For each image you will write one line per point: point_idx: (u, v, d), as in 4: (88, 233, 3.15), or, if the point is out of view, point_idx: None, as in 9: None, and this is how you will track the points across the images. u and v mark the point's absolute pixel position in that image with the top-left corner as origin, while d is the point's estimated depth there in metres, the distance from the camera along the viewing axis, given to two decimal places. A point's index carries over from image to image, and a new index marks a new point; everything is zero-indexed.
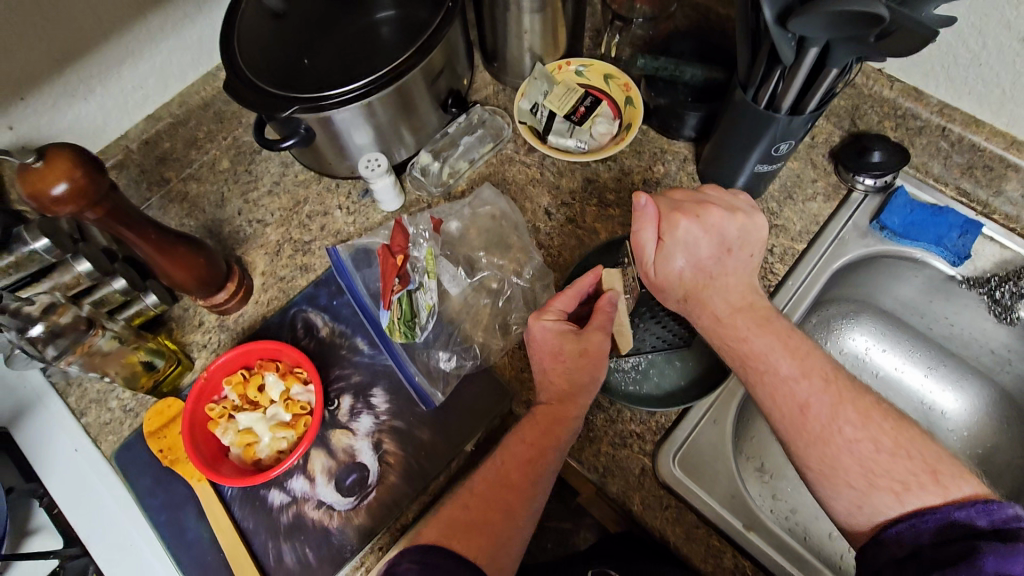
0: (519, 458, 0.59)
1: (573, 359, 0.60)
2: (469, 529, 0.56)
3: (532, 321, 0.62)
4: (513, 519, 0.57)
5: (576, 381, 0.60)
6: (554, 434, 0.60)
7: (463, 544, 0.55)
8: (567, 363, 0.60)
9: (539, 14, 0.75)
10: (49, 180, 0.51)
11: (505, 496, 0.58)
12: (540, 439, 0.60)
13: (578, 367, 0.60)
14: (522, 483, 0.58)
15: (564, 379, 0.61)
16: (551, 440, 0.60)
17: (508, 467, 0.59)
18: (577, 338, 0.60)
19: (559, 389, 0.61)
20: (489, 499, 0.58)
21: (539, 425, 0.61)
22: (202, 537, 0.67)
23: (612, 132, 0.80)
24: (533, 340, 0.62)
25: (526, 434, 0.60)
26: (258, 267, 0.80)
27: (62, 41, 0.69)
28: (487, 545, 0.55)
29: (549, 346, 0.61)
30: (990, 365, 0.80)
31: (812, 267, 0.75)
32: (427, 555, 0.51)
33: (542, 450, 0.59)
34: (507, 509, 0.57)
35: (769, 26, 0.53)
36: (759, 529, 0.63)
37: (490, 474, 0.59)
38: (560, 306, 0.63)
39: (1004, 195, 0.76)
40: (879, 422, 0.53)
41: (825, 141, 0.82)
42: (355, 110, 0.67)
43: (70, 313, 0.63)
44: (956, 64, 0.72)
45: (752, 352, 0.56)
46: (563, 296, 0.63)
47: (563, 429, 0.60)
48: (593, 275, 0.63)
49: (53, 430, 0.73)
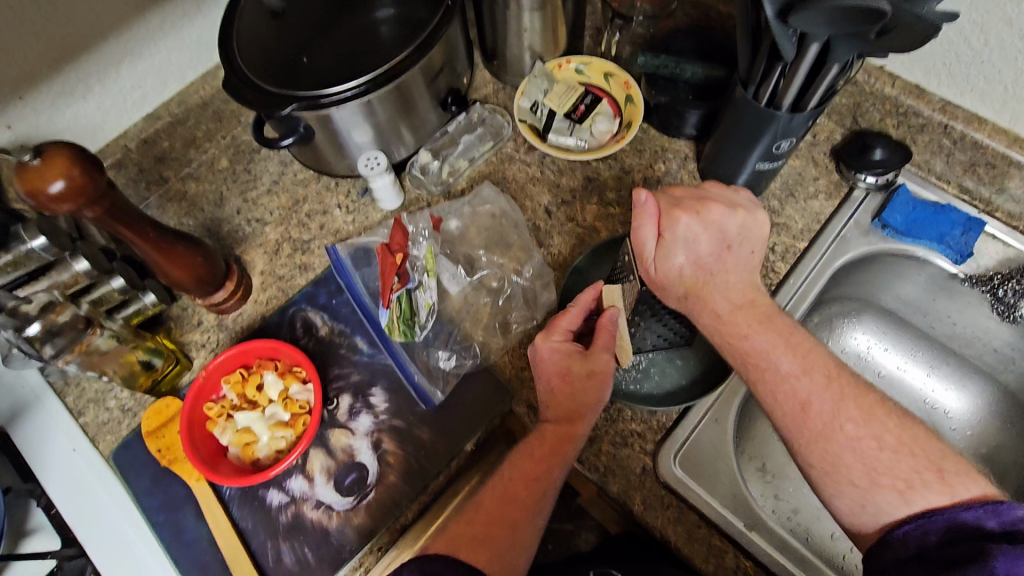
0: (525, 476, 0.59)
1: (581, 381, 0.60)
2: (473, 541, 0.56)
3: (539, 342, 0.62)
4: (517, 533, 0.57)
5: (584, 402, 0.60)
6: (561, 451, 0.60)
7: (469, 554, 0.55)
8: (575, 385, 0.60)
9: (539, 12, 0.75)
10: (46, 178, 0.51)
11: (505, 503, 0.58)
12: (547, 457, 0.59)
13: (586, 388, 0.60)
14: (527, 499, 0.58)
15: (572, 400, 0.60)
16: (558, 458, 0.59)
17: (513, 484, 0.59)
18: (584, 360, 0.60)
19: (568, 409, 0.61)
20: (494, 511, 0.58)
21: (546, 443, 0.60)
22: (200, 537, 0.67)
23: (612, 130, 0.80)
24: (539, 360, 0.62)
25: (534, 451, 0.60)
26: (257, 267, 0.79)
27: (60, 40, 0.69)
28: (489, 557, 0.55)
29: (557, 366, 0.61)
30: (993, 364, 0.80)
31: (814, 266, 0.75)
32: (426, 563, 0.50)
33: (547, 469, 0.59)
34: (512, 522, 0.57)
35: (770, 23, 0.52)
36: (761, 529, 0.62)
37: (495, 490, 0.59)
38: (565, 325, 0.62)
39: (1007, 193, 0.76)
40: (882, 419, 0.52)
41: (826, 139, 0.81)
42: (354, 108, 0.67)
43: (68, 312, 0.62)
44: (958, 61, 0.72)
45: (752, 349, 0.56)
46: (568, 315, 0.62)
47: (570, 448, 0.60)
48: (594, 291, 0.62)
49: (50, 430, 0.72)
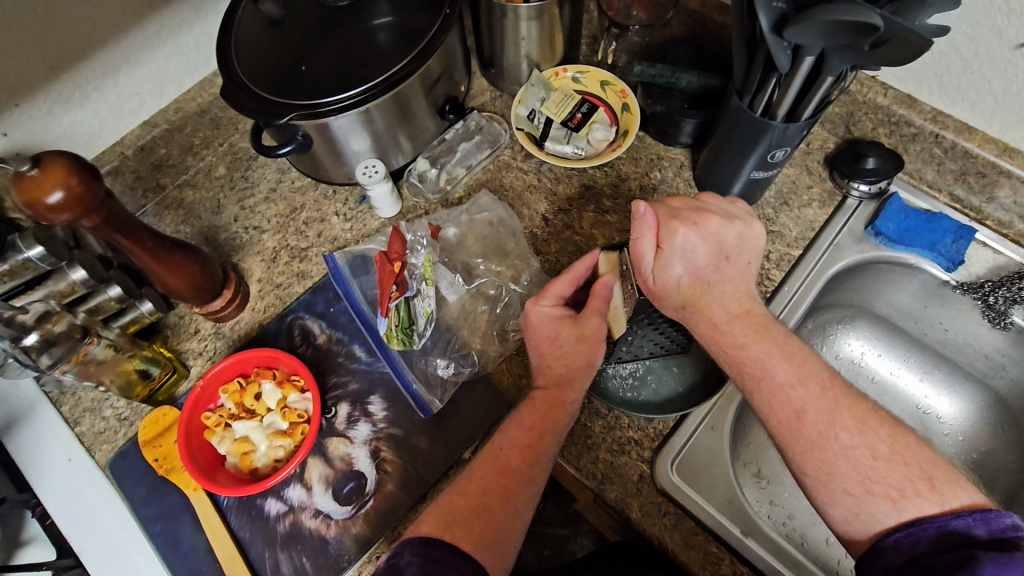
0: (518, 444, 0.59)
1: (569, 344, 0.61)
2: (467, 514, 0.55)
3: (529, 307, 0.64)
4: (512, 504, 0.57)
5: (573, 365, 0.61)
6: (553, 417, 0.60)
7: (461, 533, 0.54)
8: (564, 348, 0.61)
9: (536, 21, 0.75)
10: (44, 188, 0.51)
11: (502, 481, 0.58)
12: (538, 425, 0.60)
13: (575, 352, 0.61)
14: (521, 469, 0.58)
15: (563, 364, 0.62)
16: (550, 423, 0.60)
17: (507, 454, 0.59)
18: (573, 325, 0.61)
19: (557, 374, 0.62)
20: (488, 486, 0.57)
21: (538, 408, 0.61)
22: (197, 546, 0.67)
23: (609, 138, 0.81)
24: (531, 326, 0.63)
25: (526, 418, 0.61)
26: (255, 275, 0.79)
27: (57, 48, 0.69)
28: (482, 529, 0.54)
29: (547, 330, 0.62)
30: (984, 369, 0.81)
31: (809, 273, 0.75)
32: (428, 547, 0.51)
33: (540, 436, 0.59)
34: (507, 497, 0.57)
35: (765, 34, 0.53)
36: (757, 535, 0.63)
37: (489, 460, 0.60)
38: (557, 291, 0.64)
39: (997, 201, 0.77)
40: (875, 428, 0.53)
41: (820, 147, 0.82)
42: (352, 116, 0.67)
43: (64, 321, 0.62)
44: (949, 72, 0.73)
45: (749, 359, 0.57)
46: (561, 281, 0.64)
47: (561, 413, 0.61)
48: (593, 257, 0.64)
49: (47, 440, 0.72)
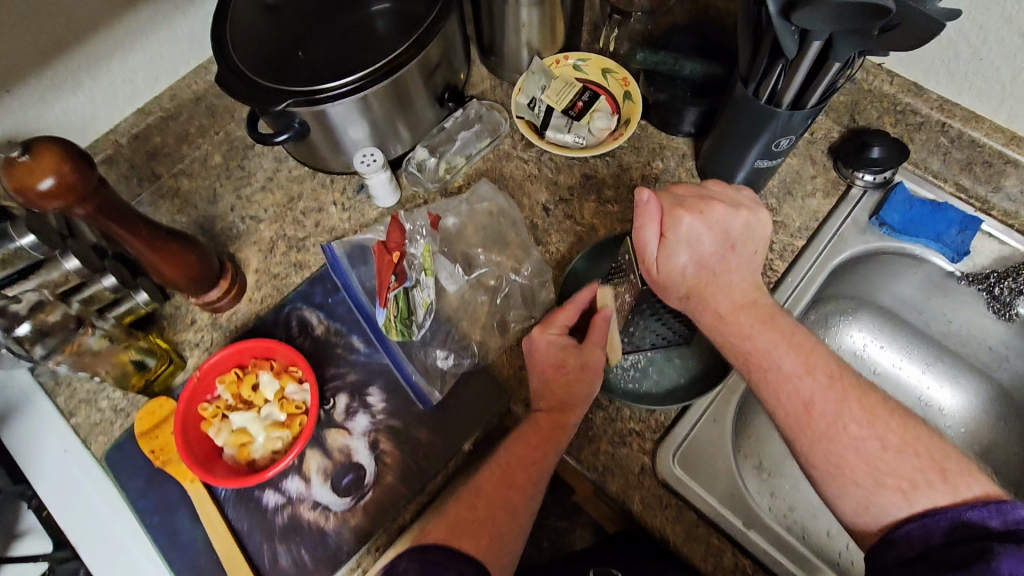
0: (524, 459, 0.59)
1: (574, 372, 0.61)
2: (476, 525, 0.56)
3: (536, 335, 0.63)
4: (517, 517, 0.58)
5: (577, 393, 0.61)
6: (555, 438, 0.60)
7: (469, 543, 0.54)
8: (569, 376, 0.61)
9: (537, 8, 0.74)
10: (36, 175, 0.50)
11: (503, 490, 0.58)
12: (542, 442, 0.60)
13: (578, 381, 0.61)
14: (525, 483, 0.58)
15: (566, 390, 0.61)
16: (552, 444, 0.60)
17: (512, 466, 0.59)
18: (579, 354, 0.61)
19: (559, 398, 0.61)
20: (493, 492, 0.58)
21: (541, 428, 0.61)
22: (195, 538, 0.66)
23: (610, 128, 0.79)
24: (534, 354, 0.63)
25: (530, 438, 0.60)
26: (251, 265, 0.78)
27: (50, 35, 0.68)
28: (489, 538, 0.55)
29: (552, 359, 0.62)
30: (988, 361, 0.80)
31: (812, 264, 0.74)
32: (426, 552, 0.51)
33: (542, 454, 0.59)
34: (509, 507, 0.57)
35: (772, 19, 0.52)
36: (758, 526, 0.62)
37: (493, 469, 0.59)
38: (562, 320, 0.63)
39: (1004, 191, 0.76)
40: (886, 419, 0.52)
41: (824, 137, 0.81)
42: (350, 104, 0.66)
43: (59, 312, 0.62)
44: (956, 60, 0.72)
45: (756, 349, 0.56)
46: (565, 311, 0.64)
47: (563, 434, 0.61)
48: (591, 291, 0.64)
49: (41, 430, 0.71)
